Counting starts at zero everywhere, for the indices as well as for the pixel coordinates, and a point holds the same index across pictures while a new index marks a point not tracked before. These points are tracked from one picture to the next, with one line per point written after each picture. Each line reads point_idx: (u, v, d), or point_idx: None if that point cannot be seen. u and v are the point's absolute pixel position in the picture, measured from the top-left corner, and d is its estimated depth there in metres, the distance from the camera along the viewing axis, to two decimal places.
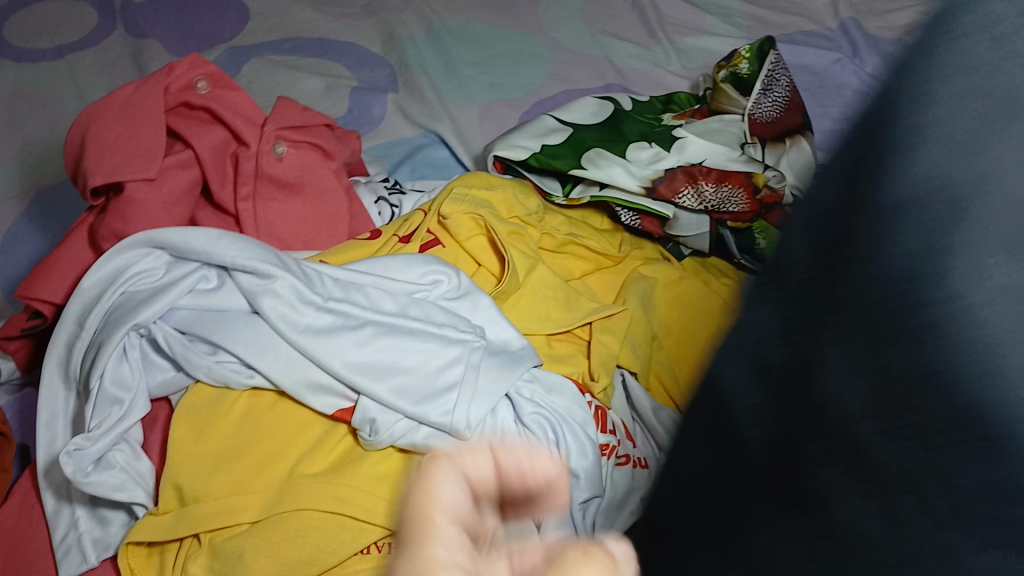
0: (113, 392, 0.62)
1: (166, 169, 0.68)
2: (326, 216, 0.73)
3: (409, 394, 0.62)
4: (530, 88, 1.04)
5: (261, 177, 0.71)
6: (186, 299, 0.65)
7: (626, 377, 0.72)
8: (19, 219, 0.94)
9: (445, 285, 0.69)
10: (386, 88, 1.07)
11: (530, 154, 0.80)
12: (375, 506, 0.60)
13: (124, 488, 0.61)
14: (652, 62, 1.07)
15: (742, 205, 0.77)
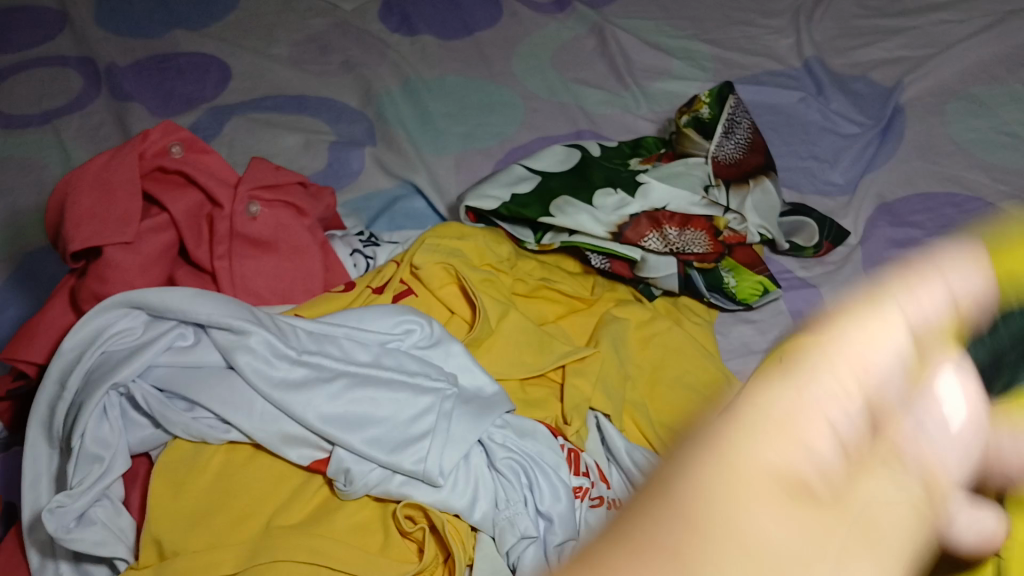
0: (94, 451, 0.62)
1: (143, 232, 0.70)
2: (301, 271, 0.75)
3: (384, 443, 0.63)
4: (503, 137, 1.07)
5: (235, 236, 0.72)
6: (165, 357, 0.66)
7: (600, 419, 0.72)
8: (7, 284, 0.96)
9: (418, 333, 0.70)
10: (364, 142, 1.09)
11: (499, 204, 0.82)
12: (352, 556, 0.60)
13: (105, 543, 0.60)
14: (622, 107, 1.10)
15: (704, 246, 0.82)
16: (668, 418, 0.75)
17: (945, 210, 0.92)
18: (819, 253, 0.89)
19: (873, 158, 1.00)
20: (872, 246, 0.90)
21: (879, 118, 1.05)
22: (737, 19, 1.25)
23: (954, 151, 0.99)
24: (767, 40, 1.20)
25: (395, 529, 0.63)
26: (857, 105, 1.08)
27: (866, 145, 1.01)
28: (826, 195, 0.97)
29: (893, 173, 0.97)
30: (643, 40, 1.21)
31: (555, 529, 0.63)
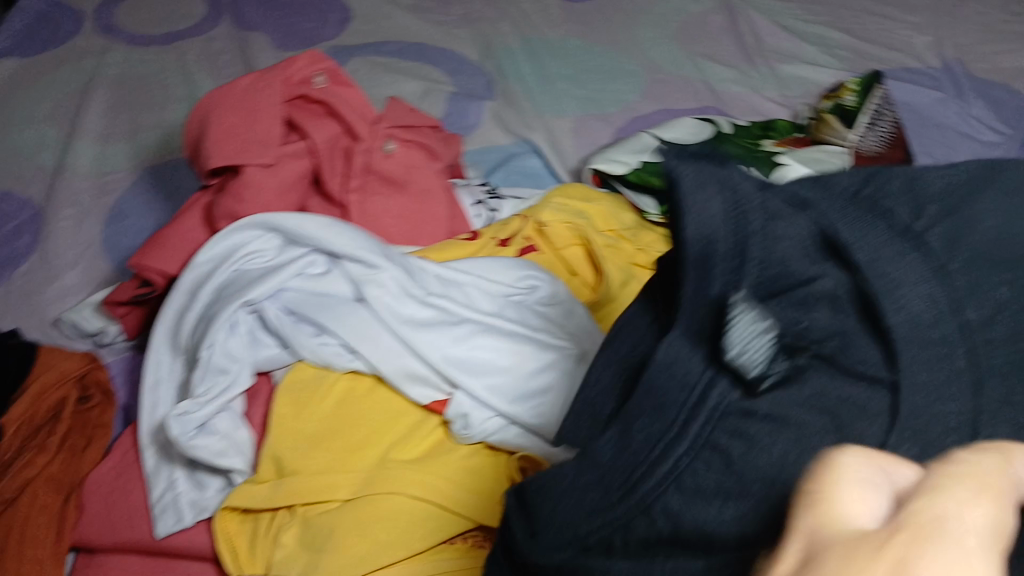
0: (221, 362, 0.64)
1: (283, 157, 0.70)
2: (427, 214, 0.75)
3: (503, 393, 0.64)
4: (623, 105, 1.05)
5: (370, 172, 0.73)
6: (296, 282, 0.67)
7: None
8: (128, 195, 0.98)
9: (542, 290, 0.70)
10: (481, 95, 1.07)
11: (628, 169, 0.81)
12: (465, 498, 0.61)
13: (225, 453, 0.62)
14: (749, 87, 1.07)
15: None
16: None
17: None
18: None
19: None
20: None
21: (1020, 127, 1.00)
22: (872, 11, 1.21)
23: None
24: (903, 35, 1.16)
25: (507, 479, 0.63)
26: (997, 112, 1.03)
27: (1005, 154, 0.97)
28: None
29: None
30: (775, 22, 1.17)
31: None
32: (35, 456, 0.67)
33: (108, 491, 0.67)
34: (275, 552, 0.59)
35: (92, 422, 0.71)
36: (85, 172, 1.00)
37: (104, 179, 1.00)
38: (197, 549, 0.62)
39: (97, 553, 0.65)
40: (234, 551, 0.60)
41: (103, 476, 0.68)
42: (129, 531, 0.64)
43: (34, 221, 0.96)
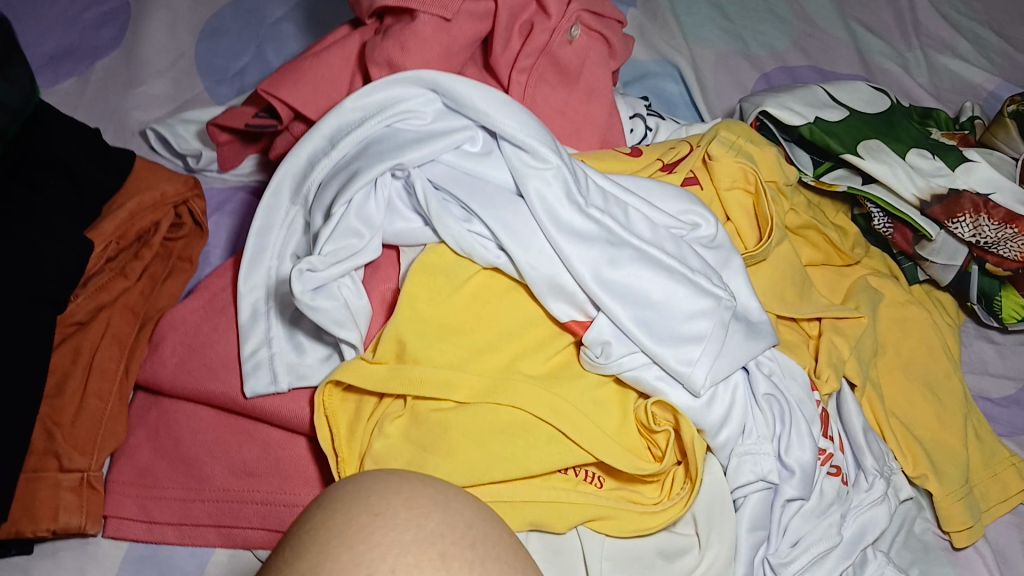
0: (355, 224, 0.56)
1: (461, 13, 0.62)
2: (591, 116, 0.67)
3: (656, 327, 0.57)
4: (771, 51, 0.97)
5: (544, 54, 0.65)
6: (450, 157, 0.59)
7: (846, 386, 0.66)
8: (229, 6, 0.85)
9: (702, 230, 0.63)
10: (624, 1, 0.98)
11: (804, 123, 0.73)
12: (592, 430, 0.55)
13: (345, 323, 0.53)
14: (902, 67, 1.00)
15: (1016, 252, 0.70)
16: (899, 408, 0.70)
17: None
18: None
19: None
20: None
21: None
22: None
23: None
24: None
25: (635, 420, 0.57)
26: None
27: None
28: None
29: None
30: (935, 6, 1.10)
31: (792, 482, 0.58)
32: (114, 277, 0.59)
33: (191, 333, 0.58)
34: (375, 441, 0.52)
35: (178, 252, 0.63)
36: None
37: None
38: (287, 420, 0.55)
39: (167, 397, 0.58)
40: (332, 429, 0.54)
41: (186, 316, 0.59)
42: (213, 384, 0.56)
43: (121, 13, 0.82)
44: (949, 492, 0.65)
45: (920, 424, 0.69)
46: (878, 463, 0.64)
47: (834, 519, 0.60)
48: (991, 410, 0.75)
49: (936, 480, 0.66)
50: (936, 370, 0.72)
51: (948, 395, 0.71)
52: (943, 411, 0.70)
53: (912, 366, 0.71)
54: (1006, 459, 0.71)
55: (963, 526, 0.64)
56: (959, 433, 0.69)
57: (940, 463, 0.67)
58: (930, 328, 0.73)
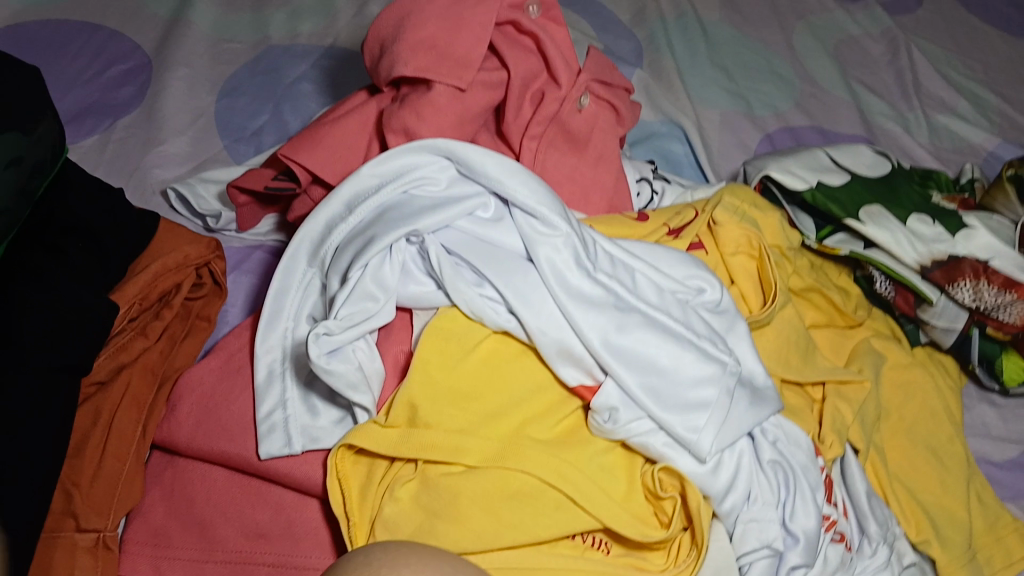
0: (371, 288, 0.57)
1: (475, 84, 0.64)
2: (599, 181, 0.69)
3: (663, 392, 0.58)
4: (774, 112, 0.99)
5: (554, 122, 0.67)
6: (463, 222, 0.60)
7: (849, 454, 0.66)
8: (247, 66, 0.87)
9: (709, 295, 0.64)
10: (630, 63, 1.01)
11: (806, 188, 0.75)
12: (598, 495, 0.55)
13: (359, 387, 0.54)
14: (903, 127, 1.02)
15: (1015, 317, 0.71)
16: (903, 471, 0.70)
17: None
18: None
19: None
20: None
21: None
22: None
23: None
24: None
25: (643, 487, 0.58)
26: None
27: None
28: None
29: None
30: (935, 67, 1.12)
31: (797, 549, 0.58)
32: (134, 338, 0.60)
33: (207, 394, 0.59)
34: (386, 506, 0.53)
35: (197, 312, 0.64)
36: (200, 31, 0.90)
37: (222, 45, 0.89)
38: (298, 482, 0.56)
39: (182, 457, 0.58)
40: (343, 492, 0.55)
41: (202, 377, 0.60)
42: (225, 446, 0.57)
43: (143, 72, 0.84)
44: (951, 555, 0.66)
45: (923, 485, 0.70)
46: (881, 529, 0.64)
47: None
48: (995, 473, 0.75)
49: (938, 545, 0.66)
50: (940, 427, 0.72)
51: (953, 452, 0.72)
52: (949, 469, 0.71)
53: (915, 426, 0.72)
54: (1011, 523, 0.71)
55: None
56: (963, 491, 0.70)
57: (942, 526, 0.68)
58: (935, 388, 0.74)
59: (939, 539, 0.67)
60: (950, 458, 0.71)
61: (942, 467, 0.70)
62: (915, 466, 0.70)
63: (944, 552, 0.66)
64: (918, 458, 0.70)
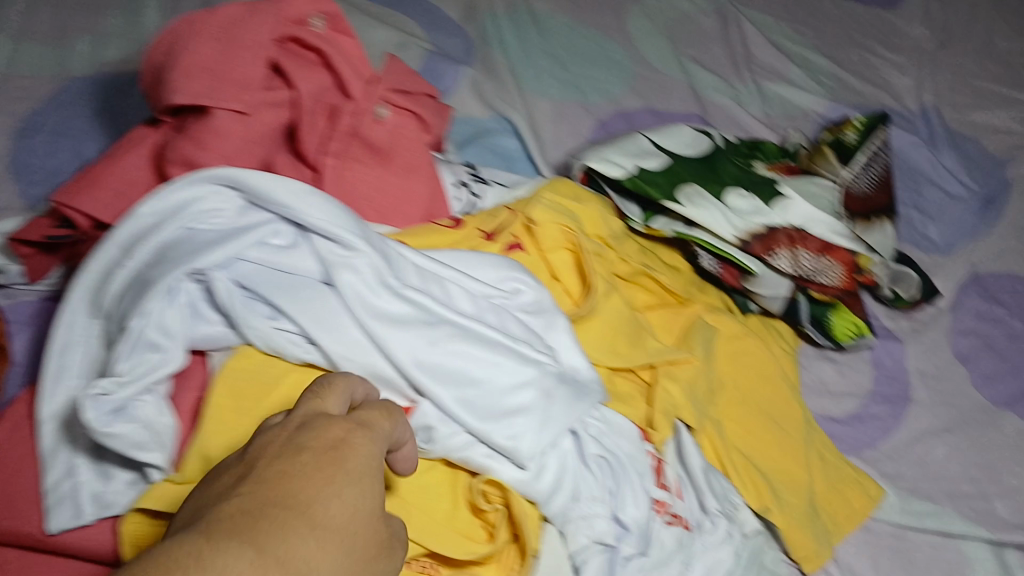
0: (154, 337, 0.55)
1: (260, 104, 0.62)
2: (409, 191, 0.67)
3: (481, 404, 0.58)
4: (608, 97, 0.99)
5: (355, 137, 0.65)
6: (254, 253, 0.58)
7: (682, 429, 0.68)
8: (44, 104, 0.82)
9: (525, 296, 0.64)
10: (460, 61, 0.99)
11: (624, 175, 0.75)
12: (421, 520, 0.55)
13: (144, 447, 0.53)
14: (735, 100, 1.04)
15: (834, 280, 0.75)
16: (741, 440, 0.71)
17: None
18: (910, 308, 0.87)
19: (973, 227, 0.98)
20: (960, 315, 0.89)
21: (987, 188, 1.02)
22: (859, 42, 1.20)
23: None
24: (886, 73, 1.16)
25: (467, 502, 0.58)
26: (966, 168, 1.05)
27: (968, 213, 0.99)
28: (920, 249, 0.95)
29: (983, 249, 0.96)
30: (765, 37, 1.15)
31: (628, 540, 0.60)
32: None
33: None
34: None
35: None
36: None
37: (15, 82, 0.84)
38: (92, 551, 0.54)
39: None
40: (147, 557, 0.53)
41: None
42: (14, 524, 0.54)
43: None
44: (791, 517, 0.68)
45: (761, 453, 0.71)
46: (720, 503, 0.66)
47: (675, 570, 0.62)
48: (835, 428, 0.78)
49: (778, 509, 0.67)
50: (774, 394, 0.74)
51: (789, 417, 0.74)
52: (786, 434, 0.72)
53: (750, 397, 0.73)
54: (851, 478, 0.73)
55: (807, 551, 0.67)
56: (801, 452, 0.72)
57: (782, 489, 0.69)
58: (767, 357, 0.76)
59: (781, 503, 0.68)
60: (786, 422, 0.73)
61: (777, 433, 0.72)
62: (753, 435, 0.71)
63: (785, 515, 0.68)
64: (755, 427, 0.72)
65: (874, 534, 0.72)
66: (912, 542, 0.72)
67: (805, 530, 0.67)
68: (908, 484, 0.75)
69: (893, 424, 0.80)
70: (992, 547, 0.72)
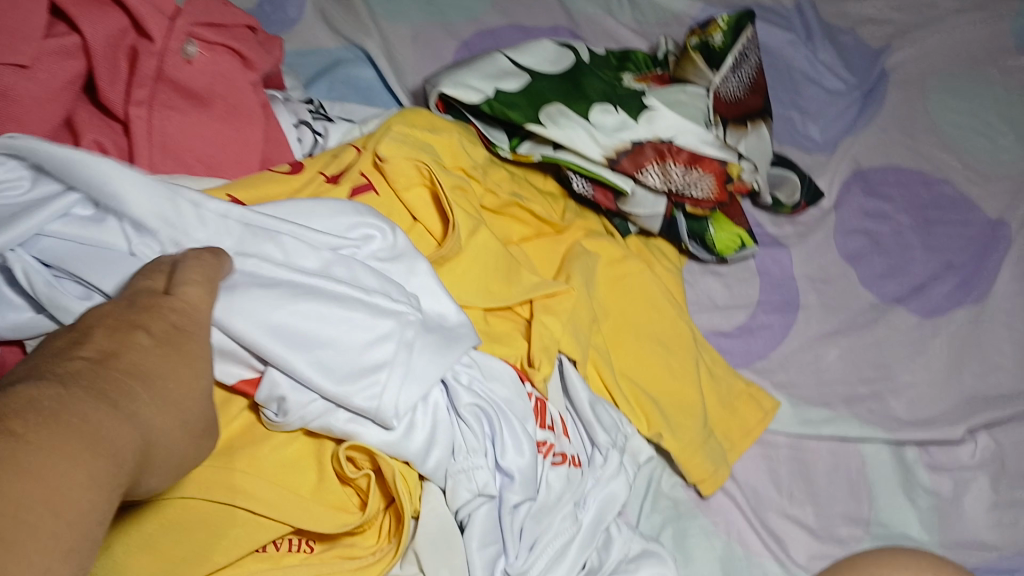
0: None
1: (42, 55, 0.53)
2: (237, 135, 0.60)
3: (338, 366, 0.51)
4: (470, 15, 0.92)
5: (162, 81, 0.58)
6: (53, 226, 0.50)
7: (565, 363, 0.65)
8: None
9: (378, 242, 0.59)
10: None
11: (482, 99, 0.69)
12: (281, 499, 0.50)
13: None
14: (605, 10, 0.99)
15: (706, 191, 0.72)
16: (629, 368, 0.69)
17: (917, 191, 0.90)
18: (794, 212, 0.86)
19: (854, 122, 0.96)
20: (845, 214, 0.88)
21: (865, 80, 1.00)
22: None
23: (933, 130, 0.97)
24: None
25: (333, 471, 0.53)
26: (844, 62, 1.02)
27: (848, 108, 0.97)
28: (804, 151, 0.93)
29: (865, 143, 0.94)
30: None
31: (514, 487, 0.56)
32: None
33: None
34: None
35: None
36: None
37: None
38: None
39: None
40: None
41: None
42: None
43: None
44: (685, 443, 0.66)
45: (651, 378, 0.68)
46: (609, 435, 0.64)
47: (567, 509, 0.59)
48: (725, 344, 0.77)
49: (670, 435, 0.66)
50: (663, 314, 0.71)
51: (679, 336, 0.71)
52: (677, 356, 0.70)
53: (636, 321, 0.70)
54: (742, 392, 0.72)
55: (706, 474, 0.66)
56: (693, 373, 0.69)
57: (674, 413, 0.67)
58: (651, 277, 0.72)
59: (673, 429, 0.66)
60: (676, 344, 0.70)
61: (668, 355, 0.69)
62: (641, 360, 0.69)
63: (678, 440, 0.66)
64: (642, 353, 0.69)
65: (770, 447, 0.71)
66: (809, 449, 0.71)
67: (701, 455, 0.66)
68: (804, 392, 0.74)
69: (784, 332, 0.78)
70: (890, 446, 0.72)
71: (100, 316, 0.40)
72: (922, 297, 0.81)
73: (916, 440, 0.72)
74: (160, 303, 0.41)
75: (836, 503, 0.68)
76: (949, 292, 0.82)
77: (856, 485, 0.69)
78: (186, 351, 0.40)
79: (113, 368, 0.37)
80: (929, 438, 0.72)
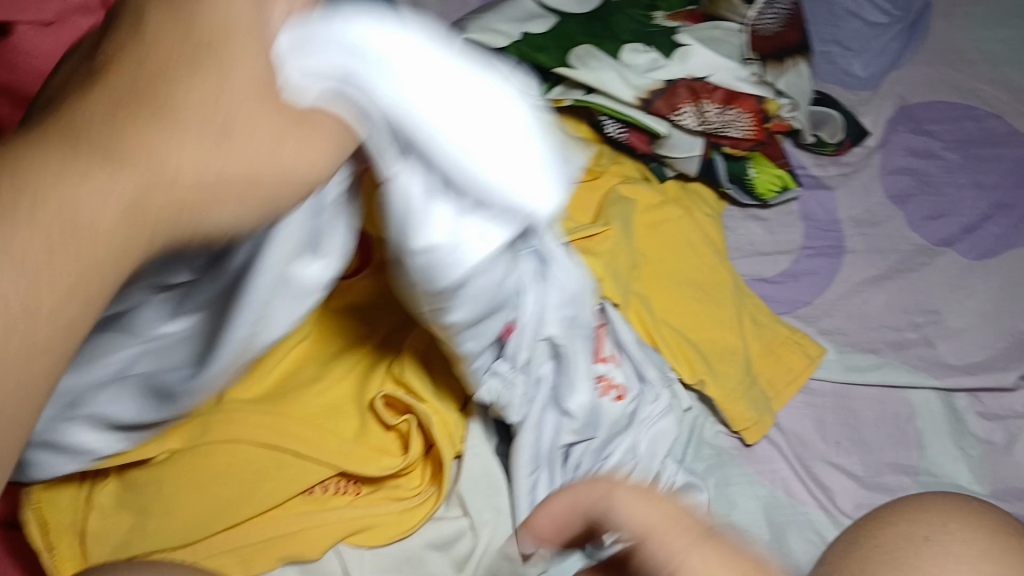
0: None
1: None
2: None
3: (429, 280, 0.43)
4: None
5: None
6: None
7: (608, 308, 0.62)
8: None
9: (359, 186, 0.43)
10: None
11: (508, 43, 0.67)
12: (325, 442, 0.51)
13: None
14: None
15: (745, 131, 0.70)
16: (671, 314, 0.67)
17: (965, 127, 0.86)
18: (838, 151, 0.83)
19: (898, 56, 0.92)
20: (890, 153, 0.84)
21: (910, 11, 0.96)
22: None
23: (980, 64, 0.93)
24: None
25: (376, 416, 0.53)
26: None
27: (893, 42, 0.93)
28: (846, 88, 0.90)
29: (909, 78, 0.91)
30: None
31: (572, 425, 0.56)
32: None
33: None
34: (105, 516, 0.50)
35: None
36: None
37: None
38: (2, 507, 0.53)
39: None
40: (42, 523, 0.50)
41: None
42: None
43: None
44: (727, 390, 0.64)
45: (693, 323, 0.67)
46: (658, 373, 0.62)
47: (624, 442, 0.59)
48: (767, 290, 0.75)
49: (712, 382, 0.64)
50: (703, 259, 0.70)
51: (721, 279, 0.69)
52: (718, 300, 0.68)
53: (676, 265, 0.69)
54: (785, 339, 0.70)
55: (752, 420, 0.64)
56: (735, 316, 0.68)
57: (717, 360, 0.66)
58: (691, 222, 0.71)
59: (715, 377, 0.65)
60: (717, 289, 0.69)
61: (709, 300, 0.68)
62: (682, 305, 0.67)
63: (721, 388, 0.64)
64: (683, 298, 0.68)
65: (815, 395, 0.69)
66: (856, 396, 0.69)
67: (744, 403, 0.64)
68: (850, 338, 0.72)
69: (828, 277, 0.76)
70: (939, 392, 0.69)
71: (128, 70, 0.34)
72: (973, 239, 0.78)
73: (968, 386, 0.69)
74: (196, 60, 0.34)
75: (884, 451, 0.66)
76: (1002, 232, 0.78)
77: (906, 432, 0.67)
78: (209, 115, 0.34)
79: (98, 143, 0.32)
80: (980, 384, 0.70)
